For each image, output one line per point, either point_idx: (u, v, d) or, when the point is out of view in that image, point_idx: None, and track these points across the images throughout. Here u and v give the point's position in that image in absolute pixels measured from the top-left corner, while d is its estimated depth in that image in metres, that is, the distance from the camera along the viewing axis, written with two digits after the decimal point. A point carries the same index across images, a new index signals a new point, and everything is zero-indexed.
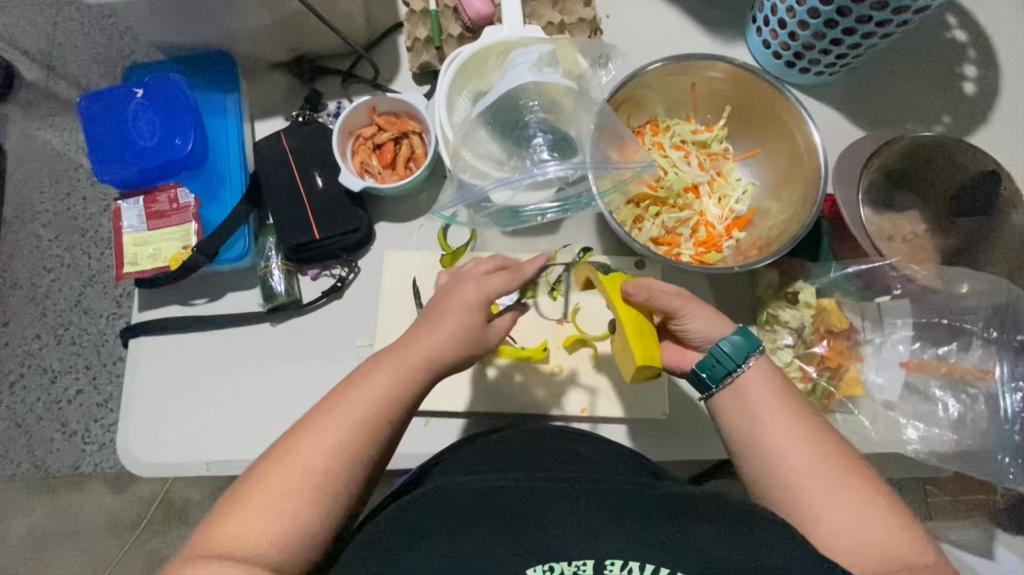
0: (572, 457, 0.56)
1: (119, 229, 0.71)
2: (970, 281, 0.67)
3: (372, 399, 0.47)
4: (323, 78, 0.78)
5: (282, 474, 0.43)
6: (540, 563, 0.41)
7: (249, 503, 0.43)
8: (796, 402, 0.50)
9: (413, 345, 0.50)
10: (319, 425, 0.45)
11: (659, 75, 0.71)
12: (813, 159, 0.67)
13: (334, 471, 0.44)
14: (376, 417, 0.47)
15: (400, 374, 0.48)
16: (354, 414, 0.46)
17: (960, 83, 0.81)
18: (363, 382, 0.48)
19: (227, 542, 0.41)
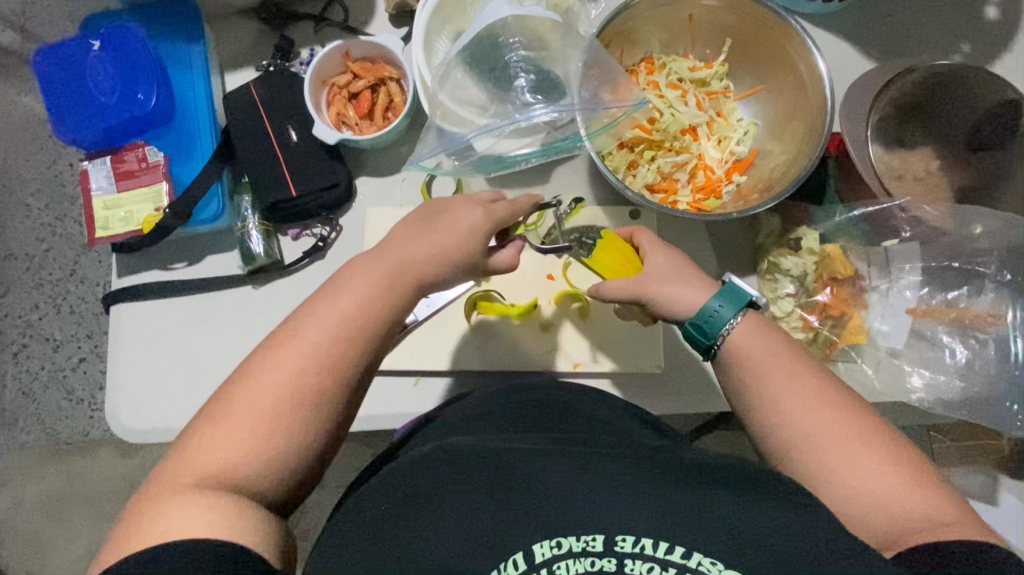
0: (568, 408, 0.55)
1: (88, 192, 0.68)
2: (983, 221, 0.62)
3: (340, 324, 0.46)
4: (295, 23, 0.73)
5: (255, 397, 0.43)
6: (546, 538, 0.40)
7: (223, 429, 0.43)
8: (805, 360, 0.49)
9: (394, 276, 0.49)
10: (289, 353, 0.45)
11: (653, 5, 0.65)
12: (819, 93, 0.62)
13: (303, 397, 0.44)
14: (352, 350, 0.46)
15: (367, 300, 0.47)
16: (329, 336, 0.45)
17: (983, 6, 0.74)
18: (329, 309, 0.47)
19: (203, 471, 0.42)
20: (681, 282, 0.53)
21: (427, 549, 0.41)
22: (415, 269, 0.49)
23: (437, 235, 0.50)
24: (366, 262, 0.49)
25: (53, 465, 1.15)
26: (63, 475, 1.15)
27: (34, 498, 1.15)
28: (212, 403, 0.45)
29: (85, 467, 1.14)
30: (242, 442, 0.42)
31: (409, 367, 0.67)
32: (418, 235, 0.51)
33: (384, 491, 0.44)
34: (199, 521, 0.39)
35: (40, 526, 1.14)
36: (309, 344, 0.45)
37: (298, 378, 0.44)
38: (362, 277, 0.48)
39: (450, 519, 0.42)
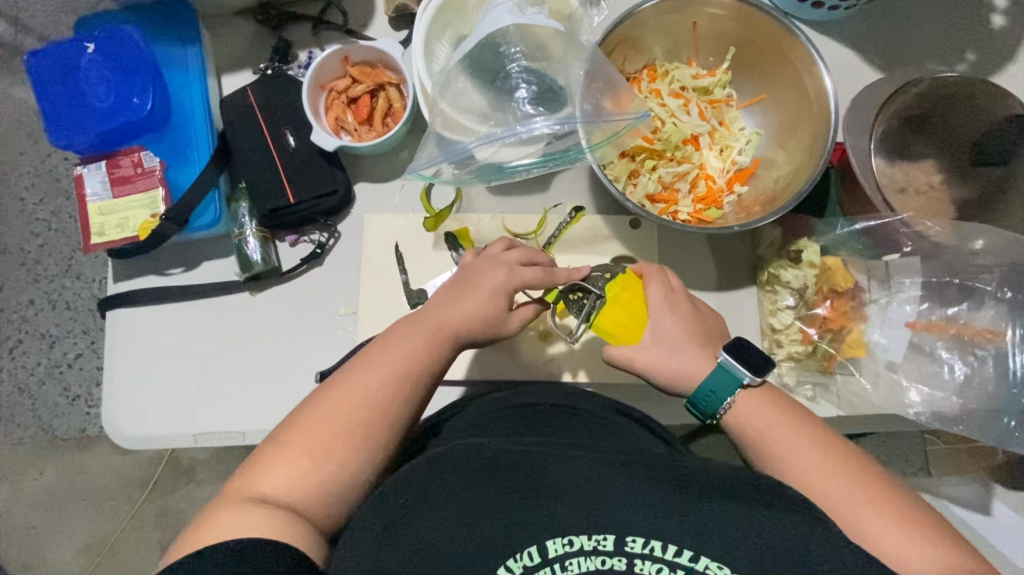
0: (582, 413, 0.55)
1: (83, 197, 0.67)
2: (986, 237, 0.62)
3: (398, 360, 0.50)
4: (292, 25, 0.72)
5: (318, 426, 0.47)
6: (560, 534, 0.40)
7: (289, 451, 0.47)
8: (810, 427, 0.50)
9: (441, 308, 0.52)
10: (354, 384, 0.49)
11: (657, 13, 0.64)
12: (823, 105, 0.62)
13: (362, 424, 0.48)
14: (408, 383, 0.49)
15: (430, 339, 0.51)
16: (385, 384, 0.49)
17: (990, 15, 0.74)
18: (388, 346, 0.51)
19: (263, 488, 0.45)
20: (682, 349, 0.53)
21: (440, 544, 0.40)
22: (455, 313, 0.51)
23: (474, 282, 0.53)
24: (415, 317, 0.53)
25: (50, 461, 1.14)
26: (60, 471, 1.14)
27: (31, 494, 1.14)
28: (278, 430, 0.49)
29: (83, 463, 1.14)
30: (298, 465, 0.46)
31: None
32: (455, 286, 0.54)
33: (400, 491, 0.44)
34: (250, 526, 0.42)
35: (37, 522, 1.14)
36: (364, 384, 0.49)
37: (354, 416, 0.48)
38: (416, 325, 0.52)
39: (460, 516, 0.41)
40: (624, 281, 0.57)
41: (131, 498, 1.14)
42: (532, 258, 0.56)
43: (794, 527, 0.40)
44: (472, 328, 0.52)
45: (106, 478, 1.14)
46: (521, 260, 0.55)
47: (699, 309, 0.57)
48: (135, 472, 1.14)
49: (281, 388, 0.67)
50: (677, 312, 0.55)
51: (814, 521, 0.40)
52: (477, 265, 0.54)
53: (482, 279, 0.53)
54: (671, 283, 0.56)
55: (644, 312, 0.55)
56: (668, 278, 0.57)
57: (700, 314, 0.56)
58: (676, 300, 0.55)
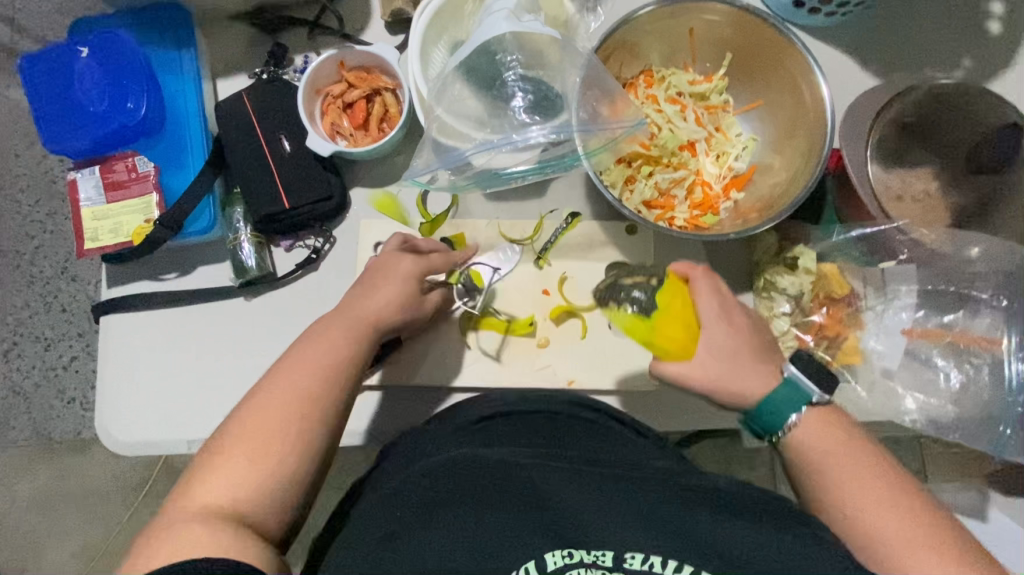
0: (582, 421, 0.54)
1: (76, 202, 0.67)
2: (983, 244, 0.62)
3: (322, 353, 0.51)
4: (288, 29, 0.72)
5: (252, 430, 0.47)
6: (558, 547, 0.41)
7: (224, 460, 0.46)
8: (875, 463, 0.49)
9: (357, 301, 0.55)
10: (283, 382, 0.49)
11: (653, 19, 0.64)
12: (819, 112, 0.62)
13: (289, 421, 0.48)
14: (333, 375, 0.51)
15: (349, 330, 0.53)
16: (313, 379, 0.50)
17: (987, 21, 0.74)
18: (312, 339, 0.52)
19: (202, 500, 0.45)
20: (740, 362, 0.52)
21: (448, 556, 0.41)
22: (371, 306, 0.54)
23: (383, 277, 0.56)
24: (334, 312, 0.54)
25: (45, 464, 1.14)
26: (54, 474, 1.14)
27: (25, 497, 1.14)
28: (213, 439, 0.48)
29: (78, 466, 1.14)
30: (235, 473, 0.46)
31: (403, 383, 0.66)
32: (367, 280, 0.56)
33: (398, 503, 0.43)
34: (204, 541, 0.42)
35: (32, 525, 1.14)
36: (291, 381, 0.49)
37: (285, 413, 0.48)
38: (337, 320, 0.53)
39: (458, 528, 0.42)
40: (667, 287, 0.54)
41: (125, 504, 1.12)
42: (416, 248, 0.61)
43: (795, 543, 0.39)
44: (388, 314, 0.55)
45: (101, 481, 1.13)
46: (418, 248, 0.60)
47: (751, 316, 0.55)
48: (128, 477, 1.12)
49: None
50: (734, 324, 0.53)
51: (809, 534, 0.40)
52: (383, 258, 0.58)
53: (391, 270, 0.56)
54: (722, 288, 0.54)
55: (697, 318, 0.53)
56: (716, 284, 0.54)
57: (755, 324, 0.54)
58: (732, 308, 0.53)
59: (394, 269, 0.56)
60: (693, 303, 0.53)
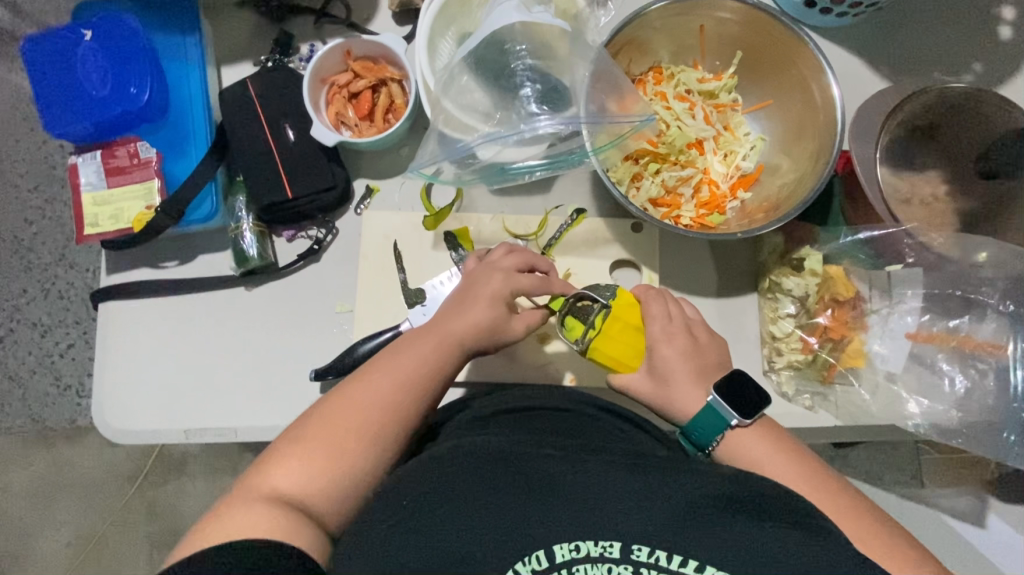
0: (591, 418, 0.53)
1: (77, 186, 0.66)
2: (991, 250, 0.62)
3: (413, 366, 0.51)
4: (295, 17, 0.71)
5: (325, 433, 0.48)
6: (565, 540, 0.40)
7: (291, 455, 0.47)
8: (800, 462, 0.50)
9: (451, 318, 0.53)
10: (364, 389, 0.50)
11: (664, 14, 0.63)
12: (830, 112, 0.61)
13: (367, 431, 0.48)
14: (415, 391, 0.50)
15: (445, 349, 0.52)
16: (394, 391, 0.50)
17: (997, 25, 0.73)
18: (403, 353, 0.52)
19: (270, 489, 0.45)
20: (679, 387, 0.53)
21: (448, 546, 0.40)
22: (461, 326, 0.53)
23: (469, 300, 0.54)
24: (422, 332, 0.53)
25: (38, 451, 1.13)
26: (48, 463, 1.13)
27: (18, 486, 1.13)
28: (284, 436, 0.49)
29: (72, 454, 1.13)
30: (300, 469, 0.46)
31: None
32: (458, 298, 0.55)
33: (405, 493, 0.42)
34: (265, 523, 0.43)
35: (26, 513, 1.13)
36: (371, 395, 0.49)
37: (359, 423, 0.48)
38: (422, 339, 0.52)
39: (468, 522, 0.41)
40: (621, 305, 0.57)
41: (121, 491, 1.12)
42: (529, 263, 0.58)
43: (808, 544, 0.39)
44: (476, 335, 0.53)
45: (96, 469, 1.13)
46: (518, 266, 0.57)
47: (700, 343, 0.56)
48: (124, 465, 1.12)
49: (276, 385, 0.66)
50: (674, 345, 0.55)
51: (817, 529, 0.40)
52: (476, 274, 0.56)
53: (478, 288, 0.55)
54: (670, 311, 0.56)
55: (642, 338, 0.56)
56: (666, 306, 0.57)
57: (700, 348, 0.55)
58: (674, 331, 0.55)
59: (478, 291, 0.54)
60: (639, 324, 0.56)
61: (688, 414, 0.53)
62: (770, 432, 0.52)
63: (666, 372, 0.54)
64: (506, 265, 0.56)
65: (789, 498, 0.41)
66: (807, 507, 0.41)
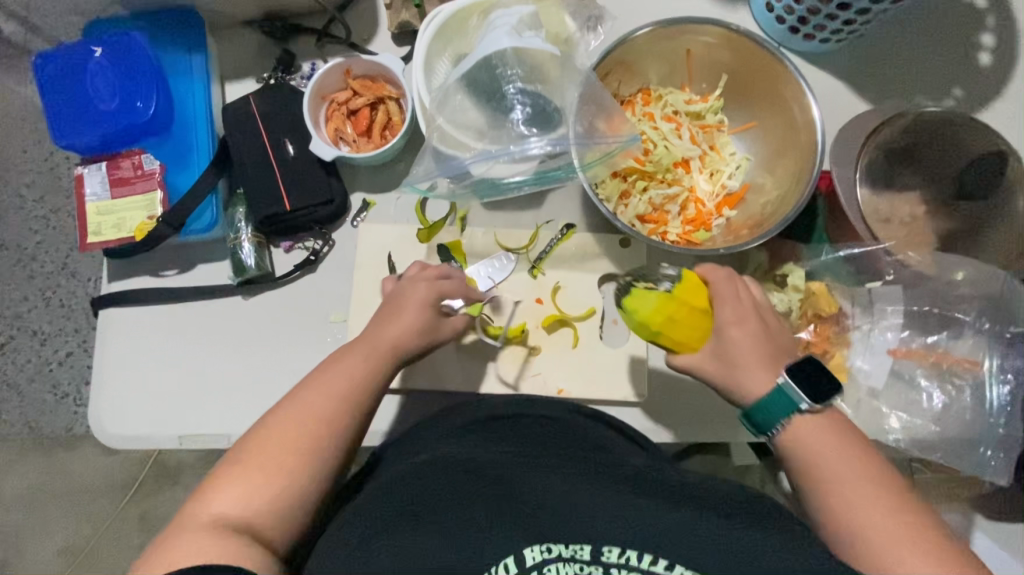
0: (565, 427, 0.54)
1: (82, 196, 0.68)
2: (965, 268, 0.64)
3: (350, 377, 0.53)
4: (298, 37, 0.74)
5: (267, 451, 0.48)
6: (537, 542, 0.40)
7: (241, 473, 0.47)
8: (867, 462, 0.49)
9: (380, 331, 0.56)
10: (303, 400, 0.51)
11: (652, 38, 0.66)
12: (811, 134, 0.63)
13: (310, 441, 0.50)
14: (354, 401, 0.52)
15: (377, 358, 0.54)
16: (332, 401, 0.51)
17: (977, 52, 0.76)
18: (342, 363, 0.54)
19: (221, 510, 0.46)
20: (745, 369, 0.53)
21: (422, 551, 0.40)
22: (398, 337, 0.55)
23: (394, 315, 0.57)
24: (355, 344, 0.55)
25: (33, 458, 1.14)
26: (43, 470, 1.13)
27: (12, 493, 1.13)
28: (229, 454, 0.49)
29: (67, 462, 1.13)
30: (250, 487, 0.47)
31: (394, 386, 0.67)
32: (386, 311, 0.57)
33: (381, 505, 0.44)
34: (215, 547, 0.43)
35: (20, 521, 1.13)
36: (310, 407, 0.51)
37: (300, 436, 0.49)
38: (360, 350, 0.54)
39: (439, 528, 0.42)
40: (685, 287, 0.58)
41: (115, 500, 1.13)
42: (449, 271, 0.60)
43: (772, 548, 0.39)
44: (407, 340, 0.56)
45: (90, 478, 1.13)
46: (440, 272, 0.59)
47: (768, 325, 0.56)
48: (118, 473, 1.13)
49: (270, 392, 0.68)
50: (745, 327, 0.54)
51: (774, 523, 0.41)
52: (402, 287, 0.58)
53: (406, 300, 0.57)
54: (740, 294, 0.56)
55: (707, 322, 0.56)
56: (737, 290, 0.56)
57: (769, 332, 0.55)
58: (745, 312, 0.55)
59: (410, 299, 0.57)
60: (705, 307, 0.56)
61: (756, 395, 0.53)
62: (832, 424, 0.51)
63: (732, 352, 0.54)
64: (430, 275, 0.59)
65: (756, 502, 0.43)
66: (764, 510, 0.42)
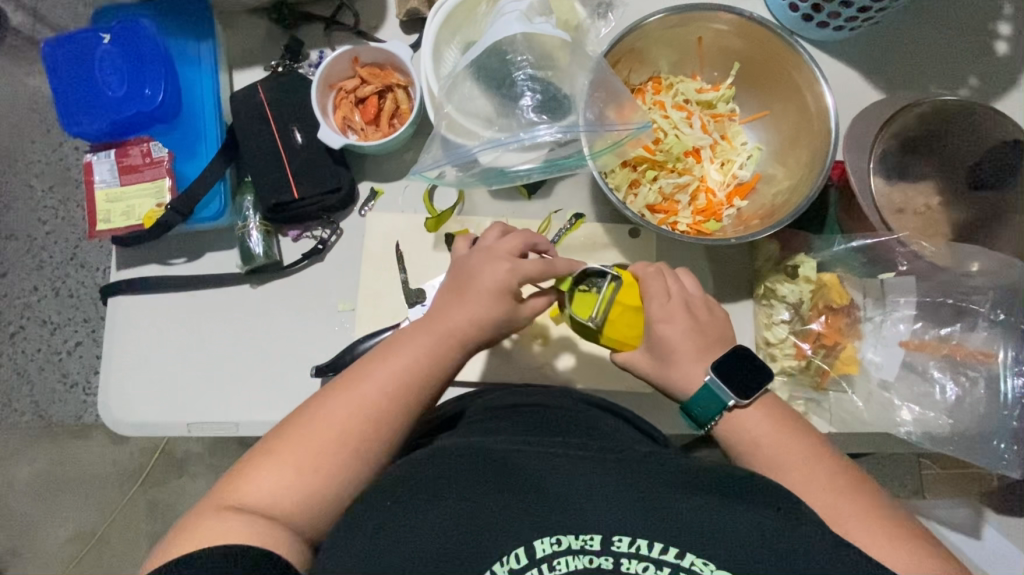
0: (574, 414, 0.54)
1: (91, 184, 0.68)
2: (982, 259, 0.62)
3: (404, 365, 0.51)
4: (306, 25, 0.73)
5: (314, 437, 0.48)
6: (546, 534, 0.40)
7: (280, 458, 0.47)
8: (801, 443, 0.50)
9: (448, 314, 0.53)
10: (358, 387, 0.50)
11: (663, 26, 0.65)
12: (824, 123, 0.63)
13: (360, 429, 0.48)
14: (409, 390, 0.50)
15: (438, 344, 0.52)
16: (382, 390, 0.50)
17: (993, 41, 0.74)
18: (398, 349, 0.52)
19: (252, 498, 0.45)
20: (680, 365, 0.53)
21: (435, 543, 0.41)
22: (458, 323, 0.52)
23: (464, 296, 0.53)
24: (417, 326, 0.53)
25: (43, 447, 1.15)
26: (52, 458, 1.14)
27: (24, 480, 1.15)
28: (265, 439, 0.49)
29: (76, 450, 1.14)
30: (285, 475, 0.46)
31: None
32: (451, 289, 0.54)
33: (388, 491, 0.43)
34: (235, 531, 0.43)
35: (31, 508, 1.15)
36: (363, 395, 0.49)
37: (348, 424, 0.48)
38: (418, 335, 0.52)
39: (450, 518, 0.41)
40: (619, 286, 0.56)
41: (124, 489, 1.14)
42: (529, 243, 0.57)
43: (779, 536, 0.39)
44: (477, 330, 0.53)
45: (99, 466, 1.14)
46: (518, 250, 0.55)
47: (704, 319, 0.55)
48: (127, 462, 1.14)
49: (277, 380, 0.68)
50: (674, 324, 0.54)
51: (787, 513, 0.41)
52: (474, 262, 0.54)
53: (477, 281, 0.53)
54: (670, 289, 0.55)
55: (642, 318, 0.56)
56: (666, 284, 0.55)
57: (702, 326, 0.54)
58: (673, 308, 0.54)
59: (480, 284, 0.53)
60: (638, 304, 0.56)
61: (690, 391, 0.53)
62: (766, 407, 0.52)
63: (668, 351, 0.54)
64: (503, 251, 0.55)
65: (769, 489, 0.42)
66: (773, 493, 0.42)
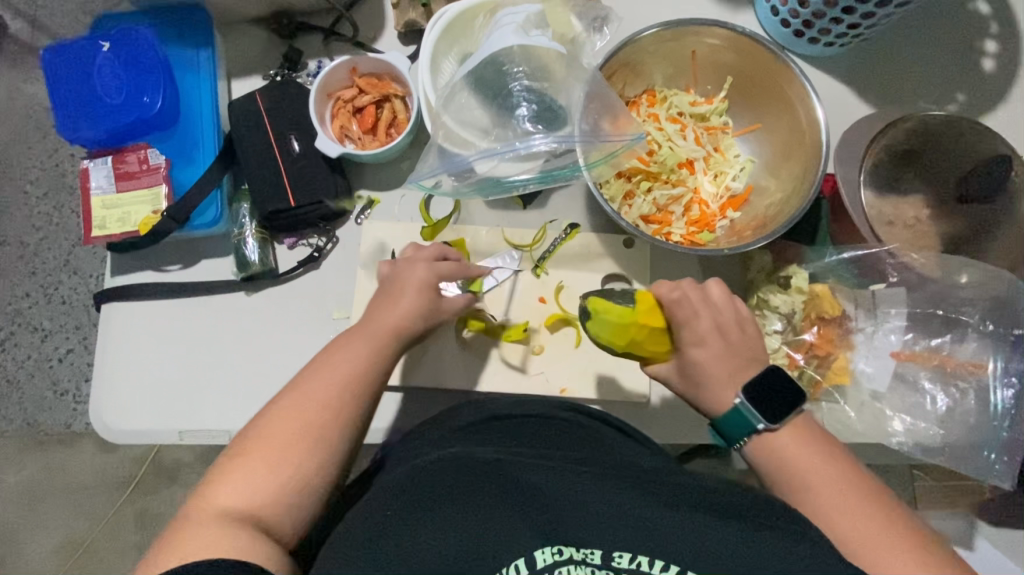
0: (574, 426, 0.54)
1: (87, 190, 0.68)
2: (970, 271, 0.64)
3: (352, 361, 0.52)
4: (305, 35, 0.74)
5: (271, 441, 0.48)
6: (546, 546, 0.40)
7: (244, 465, 0.47)
8: (830, 466, 0.49)
9: (381, 315, 0.55)
10: (309, 388, 0.50)
11: (657, 40, 0.66)
12: (816, 137, 0.63)
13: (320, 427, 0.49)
14: (359, 386, 0.52)
15: (374, 342, 0.54)
16: (337, 389, 0.51)
17: (980, 58, 0.76)
18: (344, 350, 0.53)
19: (226, 504, 0.45)
20: (711, 389, 0.53)
21: (435, 552, 0.40)
22: (398, 320, 0.55)
23: (398, 297, 0.56)
24: (357, 330, 0.55)
25: (31, 455, 1.13)
26: (40, 466, 1.13)
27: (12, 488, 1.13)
28: (232, 445, 0.49)
29: (65, 459, 1.13)
30: (255, 481, 0.46)
31: (395, 383, 0.67)
32: (387, 295, 0.57)
33: (391, 501, 0.44)
34: (223, 543, 0.43)
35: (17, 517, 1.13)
36: (314, 396, 0.50)
37: (305, 424, 0.49)
38: (360, 335, 0.54)
39: (451, 527, 0.41)
40: (642, 309, 0.55)
41: (112, 498, 1.12)
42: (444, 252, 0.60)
43: (778, 554, 0.39)
44: (410, 324, 0.55)
45: (87, 475, 1.13)
46: (440, 255, 0.59)
47: (736, 338, 0.53)
48: (116, 471, 1.12)
49: (271, 388, 0.68)
50: (707, 348, 0.53)
51: (791, 533, 0.40)
52: (403, 267, 0.58)
53: (406, 279, 0.56)
54: (700, 311, 0.53)
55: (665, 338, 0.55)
56: (694, 307, 0.53)
57: (733, 348, 0.53)
58: (705, 334, 0.53)
59: (407, 279, 0.56)
60: (660, 326, 0.55)
61: (720, 411, 0.53)
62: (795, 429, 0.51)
63: (700, 375, 0.53)
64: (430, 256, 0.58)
65: (768, 505, 0.43)
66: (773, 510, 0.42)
